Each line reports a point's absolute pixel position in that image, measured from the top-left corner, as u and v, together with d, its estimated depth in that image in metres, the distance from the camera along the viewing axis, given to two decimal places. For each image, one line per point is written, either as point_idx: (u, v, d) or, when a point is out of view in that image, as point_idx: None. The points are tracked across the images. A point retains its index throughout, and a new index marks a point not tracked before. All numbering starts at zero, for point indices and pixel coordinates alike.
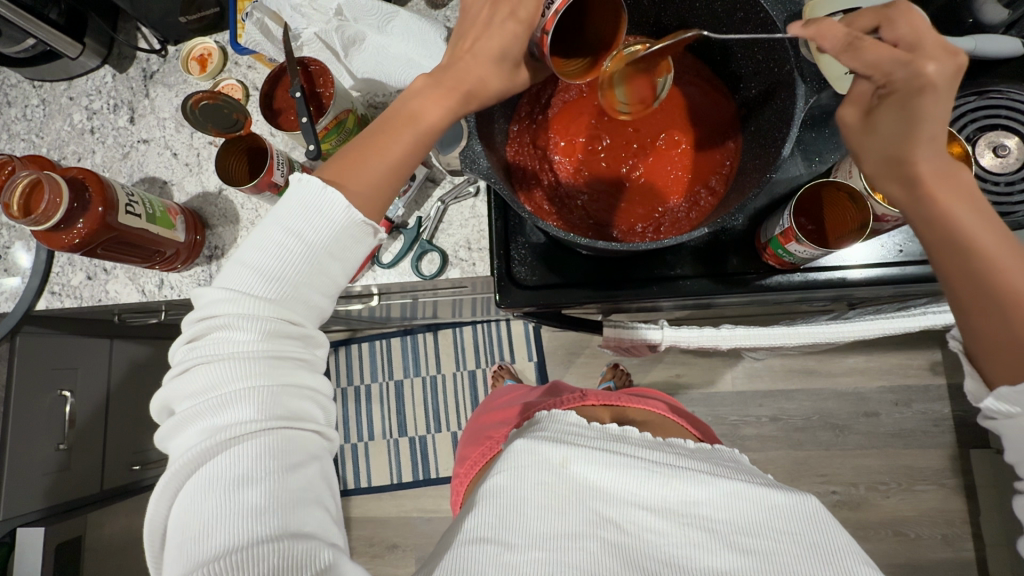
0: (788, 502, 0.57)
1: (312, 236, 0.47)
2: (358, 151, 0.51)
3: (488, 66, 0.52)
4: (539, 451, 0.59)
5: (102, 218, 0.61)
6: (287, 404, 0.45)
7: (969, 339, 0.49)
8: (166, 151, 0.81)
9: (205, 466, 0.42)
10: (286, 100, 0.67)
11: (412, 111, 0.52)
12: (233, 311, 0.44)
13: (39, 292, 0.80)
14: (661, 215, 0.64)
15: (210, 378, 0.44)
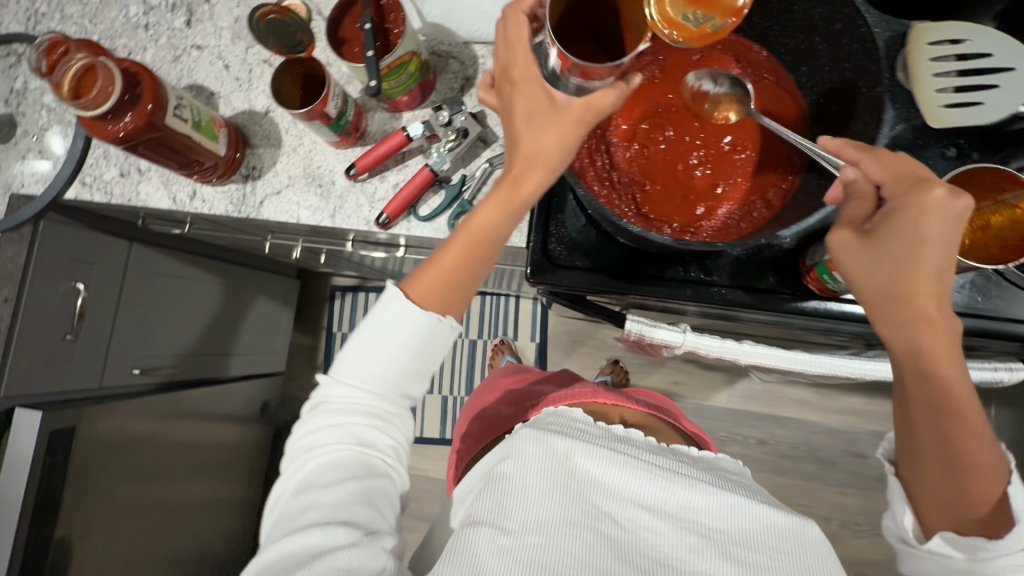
0: (785, 522, 0.58)
1: (380, 324, 0.59)
2: (438, 273, 0.59)
3: (533, 142, 0.54)
4: (543, 440, 0.60)
5: (148, 116, 0.60)
6: (363, 437, 0.59)
7: (919, 479, 0.58)
8: (219, 61, 0.79)
9: (306, 480, 0.58)
10: (352, 31, 0.64)
11: (479, 224, 0.58)
12: (346, 394, 0.60)
13: (69, 181, 0.79)
14: (710, 219, 0.62)
15: (319, 434, 0.60)
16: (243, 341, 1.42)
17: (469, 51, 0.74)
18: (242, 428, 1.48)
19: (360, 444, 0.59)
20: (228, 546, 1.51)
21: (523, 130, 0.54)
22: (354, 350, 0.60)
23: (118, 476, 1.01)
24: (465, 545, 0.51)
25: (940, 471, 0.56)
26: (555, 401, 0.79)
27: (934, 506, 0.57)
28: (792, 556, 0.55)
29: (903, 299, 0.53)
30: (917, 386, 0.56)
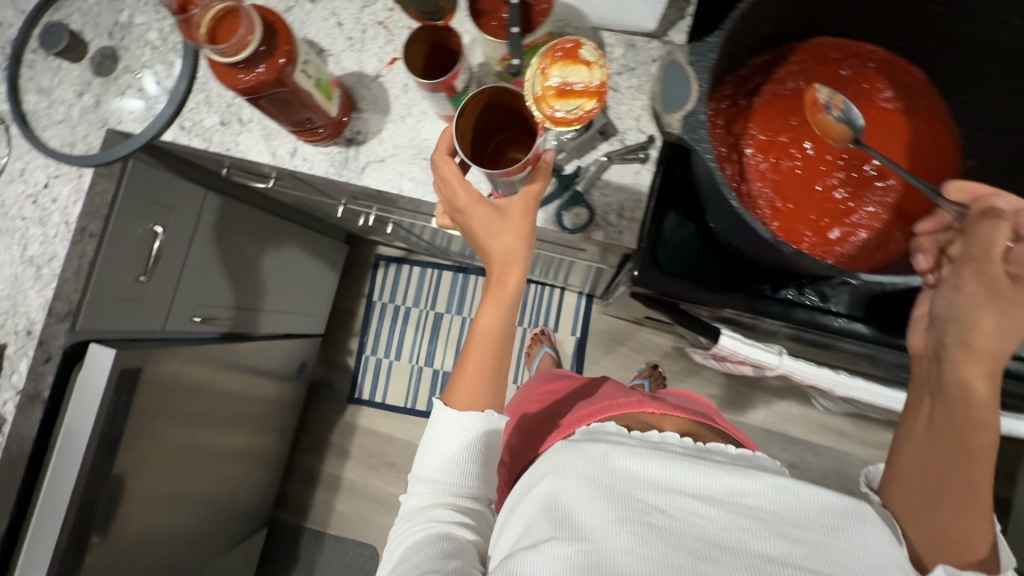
0: (840, 501, 0.56)
1: (447, 441, 0.68)
2: (469, 376, 0.69)
3: (505, 241, 0.63)
4: (579, 451, 0.63)
5: (280, 69, 0.57)
6: (436, 514, 0.67)
7: (927, 514, 0.55)
8: (332, 18, 0.77)
9: (401, 551, 0.67)
10: (493, 2, 0.61)
11: (486, 324, 0.68)
12: (425, 497, 0.69)
13: (169, 122, 0.78)
14: (844, 245, 0.59)
15: (405, 529, 0.68)
16: (291, 300, 1.42)
17: (597, 36, 0.70)
18: (280, 386, 1.49)
19: (447, 511, 0.67)
20: (254, 498, 1.53)
21: (494, 237, 0.63)
22: (420, 460, 0.70)
23: (170, 421, 1.01)
24: (521, 565, 0.52)
25: (954, 510, 0.54)
26: (596, 416, 0.79)
27: (928, 540, 0.54)
28: (848, 533, 0.53)
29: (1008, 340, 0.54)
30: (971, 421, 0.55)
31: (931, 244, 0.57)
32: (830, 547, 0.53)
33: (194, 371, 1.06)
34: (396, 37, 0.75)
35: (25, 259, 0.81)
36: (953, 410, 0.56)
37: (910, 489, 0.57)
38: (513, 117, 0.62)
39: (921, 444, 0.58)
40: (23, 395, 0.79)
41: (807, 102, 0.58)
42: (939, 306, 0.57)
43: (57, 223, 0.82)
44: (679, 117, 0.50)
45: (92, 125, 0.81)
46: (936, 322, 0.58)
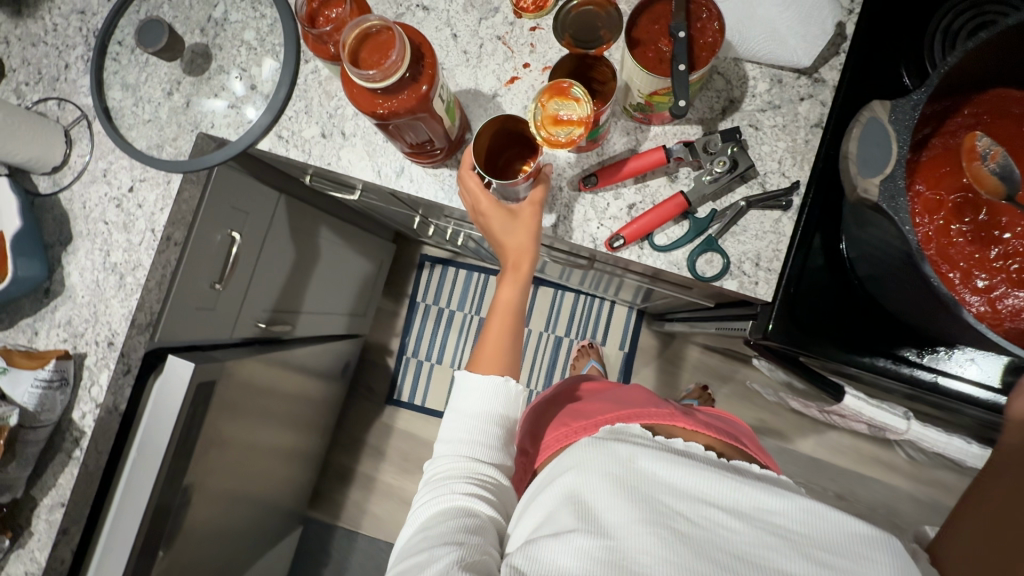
0: (874, 532, 0.51)
1: (469, 407, 0.64)
2: (492, 344, 0.68)
3: (518, 235, 0.65)
4: (605, 448, 0.58)
5: (424, 96, 0.53)
6: (456, 480, 0.60)
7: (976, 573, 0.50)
8: (446, 29, 0.72)
9: (416, 519, 0.60)
10: (650, 33, 0.57)
11: (503, 301, 0.70)
12: (447, 464, 0.62)
13: (266, 131, 0.74)
14: (1012, 319, 0.55)
15: (425, 499, 0.61)
16: (342, 301, 1.38)
17: (738, 69, 0.66)
18: (328, 385, 1.46)
19: (471, 482, 0.60)
20: (294, 499, 1.50)
21: (508, 231, 0.65)
22: (446, 425, 0.65)
23: (231, 432, 0.96)
24: (541, 553, 0.50)
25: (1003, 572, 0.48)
26: (620, 420, 0.69)
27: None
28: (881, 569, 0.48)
29: None
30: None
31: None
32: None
33: (262, 376, 1.02)
34: (516, 54, 0.71)
35: (107, 266, 0.78)
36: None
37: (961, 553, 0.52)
38: (518, 137, 0.66)
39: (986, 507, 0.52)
40: (102, 409, 0.76)
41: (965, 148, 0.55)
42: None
43: (141, 230, 0.78)
44: (879, 181, 0.46)
45: (182, 127, 0.77)
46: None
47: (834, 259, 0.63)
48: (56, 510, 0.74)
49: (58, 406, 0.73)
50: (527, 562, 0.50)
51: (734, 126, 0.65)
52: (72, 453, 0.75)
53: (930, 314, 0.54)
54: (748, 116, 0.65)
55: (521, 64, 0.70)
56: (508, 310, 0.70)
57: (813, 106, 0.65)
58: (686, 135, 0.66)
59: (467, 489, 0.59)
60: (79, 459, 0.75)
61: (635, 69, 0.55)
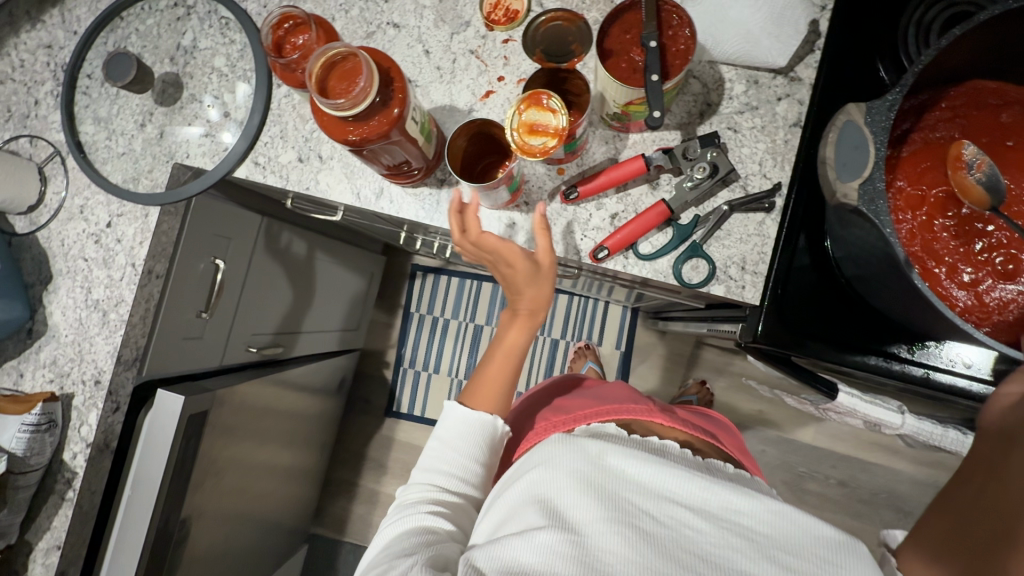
0: (840, 537, 0.54)
1: (445, 434, 0.66)
2: (490, 381, 0.68)
3: (530, 288, 0.64)
4: (573, 445, 0.59)
5: (395, 121, 0.53)
6: (421, 500, 0.62)
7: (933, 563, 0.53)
8: (418, 45, 0.71)
9: (380, 539, 0.61)
10: (622, 42, 0.56)
11: (510, 344, 0.68)
12: (419, 489, 0.64)
13: (242, 158, 0.73)
14: (999, 311, 0.55)
15: (392, 520, 0.62)
16: (335, 318, 1.37)
17: (714, 71, 0.65)
18: (325, 402, 1.46)
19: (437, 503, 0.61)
20: (298, 517, 1.50)
21: (523, 282, 0.64)
22: (426, 452, 0.67)
23: (231, 456, 0.96)
24: (503, 549, 0.50)
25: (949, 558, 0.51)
26: (598, 415, 0.70)
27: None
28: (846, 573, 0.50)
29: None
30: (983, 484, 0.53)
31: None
32: None
33: (259, 400, 1.01)
34: (490, 67, 0.70)
35: (90, 304, 0.77)
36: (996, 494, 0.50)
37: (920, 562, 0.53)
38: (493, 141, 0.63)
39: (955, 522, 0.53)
40: (94, 447, 0.76)
41: (950, 157, 0.54)
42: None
43: (121, 265, 0.77)
44: (857, 185, 0.46)
45: (156, 159, 0.76)
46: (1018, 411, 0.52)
47: (820, 257, 0.63)
48: (52, 553, 0.75)
49: (48, 449, 0.73)
50: (488, 560, 0.50)
51: (713, 130, 0.65)
52: (65, 495, 0.75)
53: (914, 312, 0.54)
54: (726, 119, 0.65)
55: (496, 77, 0.70)
56: (516, 353, 0.68)
57: (791, 106, 0.65)
58: (666, 141, 0.65)
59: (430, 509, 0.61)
60: (73, 500, 0.76)
61: (607, 81, 0.54)
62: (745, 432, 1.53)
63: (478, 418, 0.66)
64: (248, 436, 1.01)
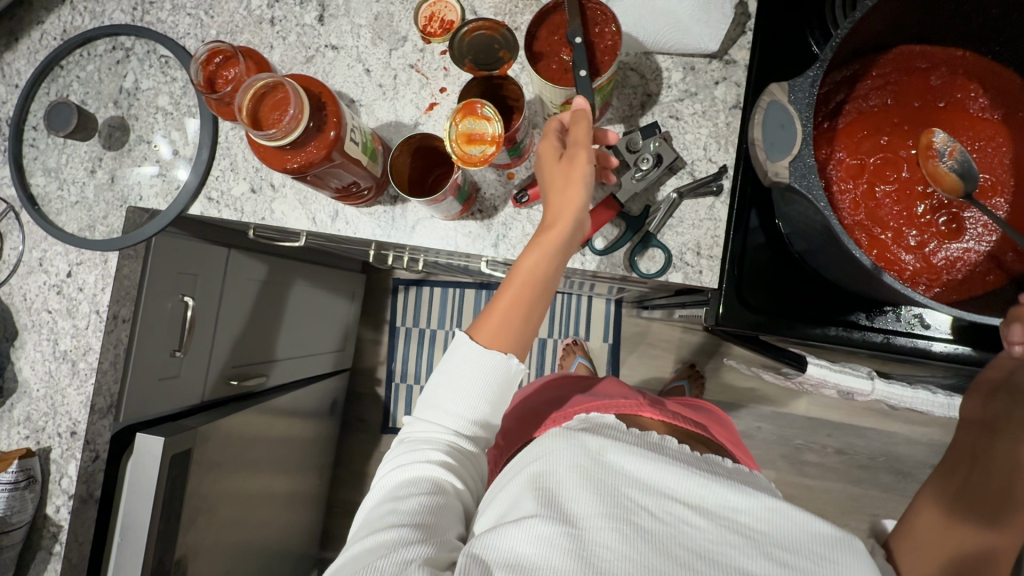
0: (839, 534, 0.52)
1: (456, 368, 0.56)
2: (500, 314, 0.57)
3: (571, 184, 0.54)
4: (574, 437, 0.56)
5: (333, 144, 0.53)
6: (428, 443, 0.57)
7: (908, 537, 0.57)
8: (358, 65, 0.71)
9: (386, 490, 0.57)
10: (551, 43, 0.57)
11: (526, 272, 0.56)
12: (427, 429, 0.58)
13: (195, 194, 0.73)
14: (948, 270, 0.56)
15: (399, 462, 0.57)
16: (324, 340, 1.37)
17: (650, 62, 0.66)
18: (320, 425, 1.45)
19: (448, 453, 0.56)
20: (304, 543, 1.50)
21: (562, 179, 0.55)
22: (432, 389, 0.58)
23: (228, 487, 0.95)
24: (502, 539, 0.48)
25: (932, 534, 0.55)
26: (594, 410, 0.70)
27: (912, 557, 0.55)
28: (837, 566, 0.49)
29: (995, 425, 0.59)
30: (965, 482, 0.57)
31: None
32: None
33: (253, 425, 1.01)
34: (431, 80, 0.70)
35: (58, 355, 0.77)
36: (995, 482, 0.56)
37: (923, 550, 0.55)
38: (437, 154, 0.64)
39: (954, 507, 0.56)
40: (76, 499, 0.76)
41: (922, 145, 0.55)
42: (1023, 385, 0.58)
43: (86, 313, 0.77)
44: (787, 163, 0.46)
45: (110, 204, 0.75)
46: (1009, 397, 0.59)
47: (774, 235, 0.64)
48: None
49: (29, 506, 0.73)
50: (487, 548, 0.48)
51: (655, 120, 0.65)
52: (53, 549, 0.76)
53: (865, 282, 0.54)
54: (667, 108, 0.65)
55: (437, 89, 0.70)
56: (534, 277, 0.56)
57: (728, 88, 0.65)
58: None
59: (440, 455, 0.56)
60: (60, 553, 0.76)
61: (541, 84, 0.55)
62: (739, 410, 1.53)
63: (487, 355, 0.56)
64: (244, 466, 1.00)
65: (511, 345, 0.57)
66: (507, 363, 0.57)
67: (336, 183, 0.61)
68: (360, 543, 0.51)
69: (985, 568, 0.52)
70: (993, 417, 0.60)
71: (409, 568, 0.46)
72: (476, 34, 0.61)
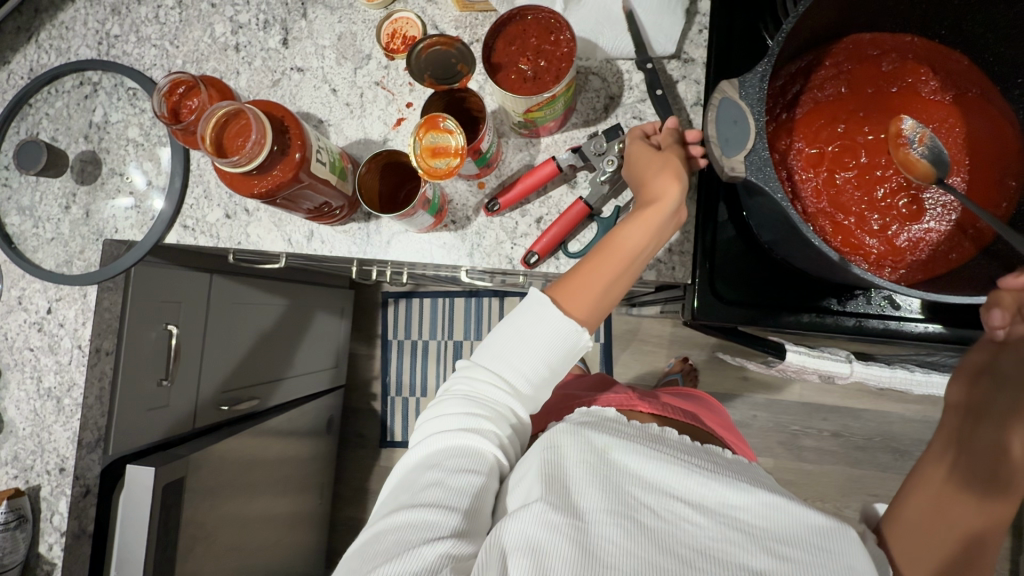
0: (836, 527, 0.51)
1: (528, 331, 0.56)
2: (585, 282, 0.56)
3: (672, 179, 0.55)
4: (580, 433, 0.56)
5: (298, 166, 0.54)
6: (486, 402, 0.57)
7: (896, 521, 0.55)
8: (324, 85, 0.72)
9: (429, 454, 0.56)
10: (508, 54, 0.58)
11: (616, 248, 0.56)
12: (488, 380, 0.57)
13: (170, 223, 0.74)
14: (912, 250, 0.57)
15: (448, 428, 0.56)
16: (318, 359, 1.36)
17: (611, 65, 0.67)
18: (318, 443, 1.44)
19: (501, 416, 0.56)
20: (310, 563, 1.49)
21: (661, 174, 0.56)
22: (495, 341, 0.58)
23: (225, 512, 0.94)
24: (510, 532, 0.48)
25: (925, 523, 0.53)
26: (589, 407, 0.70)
27: (903, 545, 0.54)
28: (832, 555, 0.49)
29: (979, 400, 0.55)
30: (956, 465, 0.54)
31: (1013, 299, 0.51)
32: (812, 566, 0.48)
33: (247, 448, 1.00)
34: (398, 95, 0.71)
35: (43, 393, 0.77)
36: (985, 463, 0.53)
37: (915, 538, 0.53)
38: (406, 169, 0.65)
39: (943, 497, 0.53)
40: (69, 535, 0.76)
41: (892, 132, 0.56)
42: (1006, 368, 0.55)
43: (68, 348, 0.77)
44: (742, 157, 0.47)
45: (86, 238, 0.75)
46: (993, 380, 0.55)
47: (744, 227, 0.65)
48: None
49: (21, 545, 0.74)
50: (497, 542, 0.48)
51: (619, 122, 0.66)
52: None
53: (831, 270, 0.55)
54: (630, 109, 0.67)
55: (404, 104, 0.71)
56: (627, 255, 0.56)
57: (689, 86, 0.67)
58: (576, 140, 0.67)
59: (498, 416, 0.56)
60: None
61: (501, 93, 0.56)
62: (735, 400, 1.54)
63: (565, 320, 0.56)
64: (240, 490, 0.99)
65: (585, 313, 0.57)
66: (580, 331, 0.56)
67: (308, 205, 0.62)
68: (401, 515, 0.50)
69: (973, 548, 0.52)
70: (979, 401, 0.55)
71: (444, 563, 0.46)
72: (432, 50, 0.62)
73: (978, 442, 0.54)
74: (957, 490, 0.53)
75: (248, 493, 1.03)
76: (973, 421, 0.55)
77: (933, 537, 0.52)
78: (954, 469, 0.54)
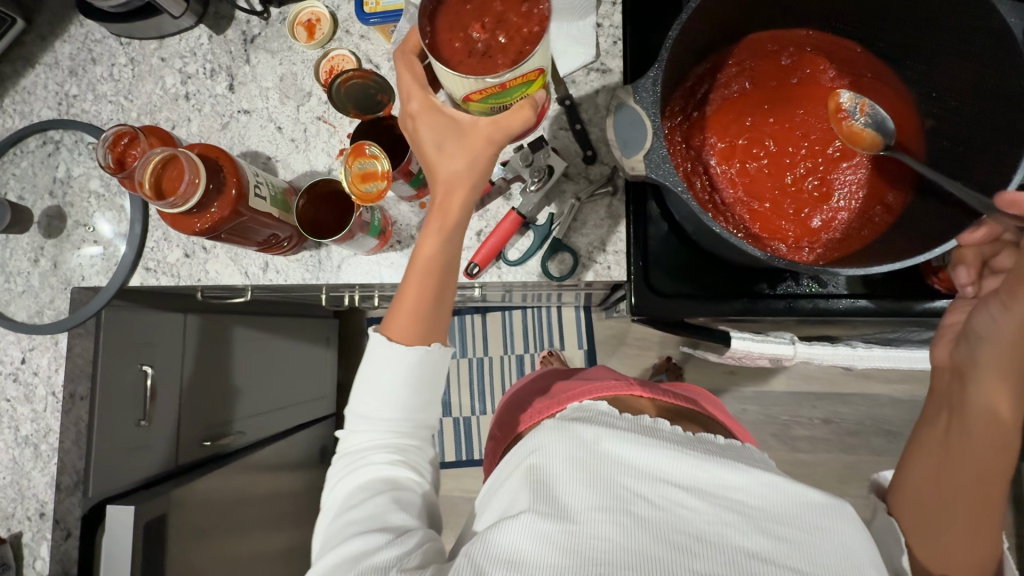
0: (822, 500, 0.52)
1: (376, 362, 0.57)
2: (400, 303, 0.55)
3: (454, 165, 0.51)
4: (566, 430, 0.55)
5: (235, 202, 0.57)
6: (369, 437, 0.57)
7: (902, 484, 0.61)
8: (270, 124, 0.76)
9: (341, 505, 0.55)
10: (459, 23, 0.49)
11: (425, 259, 0.54)
12: (365, 424, 0.58)
13: (133, 267, 0.77)
14: (828, 230, 0.60)
15: (348, 473, 0.56)
16: (305, 389, 1.38)
17: None
18: (311, 473, 1.45)
19: (390, 448, 0.57)
20: None
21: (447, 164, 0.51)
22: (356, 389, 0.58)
23: (213, 546, 0.95)
24: (499, 538, 0.47)
25: (926, 484, 0.58)
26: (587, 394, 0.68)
27: (910, 509, 0.59)
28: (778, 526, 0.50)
29: (962, 360, 0.60)
30: (949, 426, 0.59)
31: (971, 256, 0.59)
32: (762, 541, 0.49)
33: (233, 480, 1.02)
34: (338, 127, 0.75)
35: (21, 440, 0.80)
36: (972, 419, 0.57)
37: (922, 497, 0.58)
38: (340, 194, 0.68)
39: (940, 455, 0.58)
40: None
41: (833, 109, 0.59)
42: (978, 323, 0.58)
43: (43, 396, 0.80)
44: (642, 156, 0.51)
45: (55, 289, 0.79)
46: (969, 338, 0.59)
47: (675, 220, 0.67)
48: None
49: None
50: (487, 545, 0.47)
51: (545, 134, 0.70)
52: None
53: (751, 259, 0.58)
54: (557, 121, 0.70)
55: (345, 135, 0.74)
56: (432, 269, 0.54)
57: (609, 94, 0.70)
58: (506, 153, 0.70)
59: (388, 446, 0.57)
60: None
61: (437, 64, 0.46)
62: (722, 396, 1.55)
63: (392, 350, 0.55)
64: (228, 523, 1.00)
65: (418, 334, 0.56)
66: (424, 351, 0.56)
67: (254, 240, 0.65)
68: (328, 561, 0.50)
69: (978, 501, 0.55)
70: (957, 360, 0.60)
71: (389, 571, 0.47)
72: (351, 83, 0.66)
73: (965, 402, 0.58)
74: (954, 447, 0.58)
75: (237, 526, 1.03)
76: (960, 382, 0.60)
77: (940, 496, 0.57)
78: (948, 430, 0.59)
